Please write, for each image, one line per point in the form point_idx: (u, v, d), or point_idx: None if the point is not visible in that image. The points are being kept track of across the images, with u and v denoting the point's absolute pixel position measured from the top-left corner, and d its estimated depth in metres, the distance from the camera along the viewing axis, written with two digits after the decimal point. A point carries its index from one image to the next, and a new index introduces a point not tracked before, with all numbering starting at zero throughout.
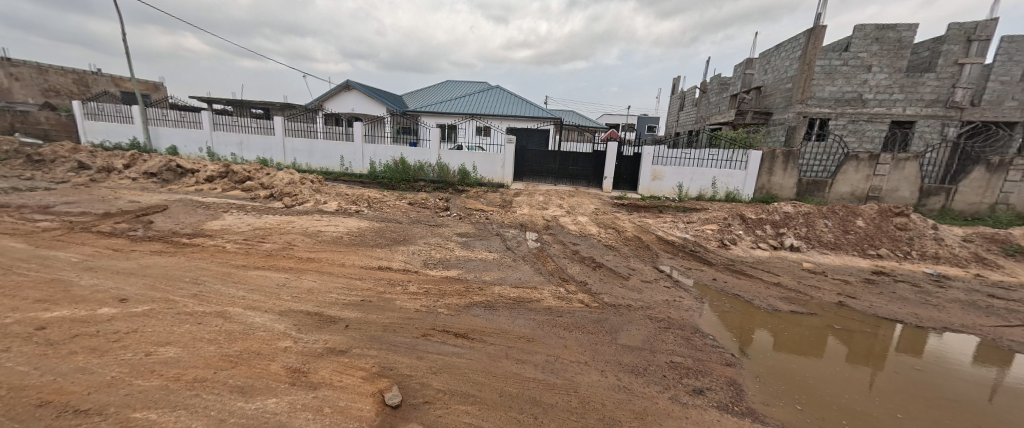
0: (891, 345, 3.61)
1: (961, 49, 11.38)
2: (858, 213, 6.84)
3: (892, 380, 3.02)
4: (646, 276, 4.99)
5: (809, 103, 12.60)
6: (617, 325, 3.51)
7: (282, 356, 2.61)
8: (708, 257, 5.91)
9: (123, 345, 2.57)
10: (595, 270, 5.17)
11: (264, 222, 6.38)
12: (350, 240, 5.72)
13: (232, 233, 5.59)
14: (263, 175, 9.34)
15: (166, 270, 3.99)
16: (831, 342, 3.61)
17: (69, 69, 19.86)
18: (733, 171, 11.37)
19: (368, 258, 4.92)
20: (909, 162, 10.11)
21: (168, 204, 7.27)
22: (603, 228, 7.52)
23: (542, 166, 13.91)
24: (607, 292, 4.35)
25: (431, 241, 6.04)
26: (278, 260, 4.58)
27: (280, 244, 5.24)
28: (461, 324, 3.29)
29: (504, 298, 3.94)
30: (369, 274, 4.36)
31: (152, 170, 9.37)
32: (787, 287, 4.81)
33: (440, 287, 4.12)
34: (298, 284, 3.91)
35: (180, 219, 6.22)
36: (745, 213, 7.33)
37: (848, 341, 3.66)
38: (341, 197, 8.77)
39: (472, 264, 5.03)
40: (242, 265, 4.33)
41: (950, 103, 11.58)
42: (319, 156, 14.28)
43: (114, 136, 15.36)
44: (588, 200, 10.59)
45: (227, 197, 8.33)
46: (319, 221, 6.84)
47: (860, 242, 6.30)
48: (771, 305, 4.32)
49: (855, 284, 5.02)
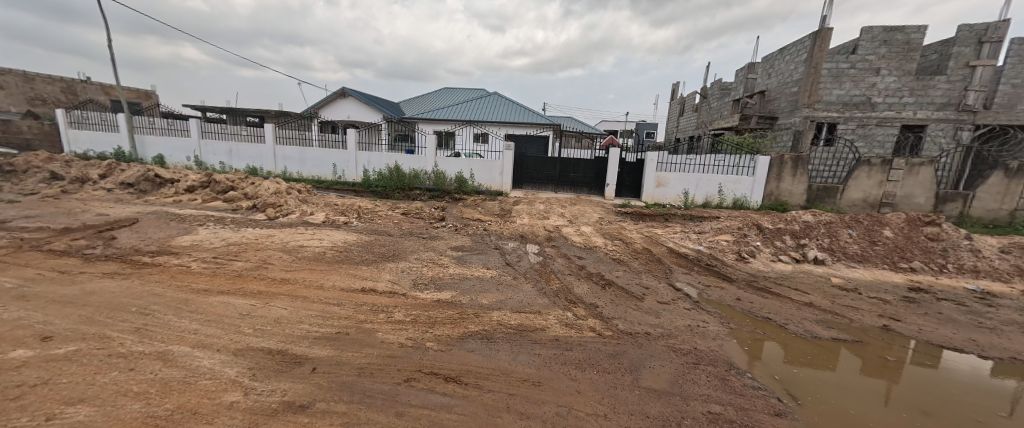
0: (936, 369, 3.19)
1: (972, 51, 11.05)
2: (885, 223, 6.37)
3: (953, 417, 2.56)
4: (663, 297, 4.44)
5: (816, 107, 12.24)
6: (637, 361, 2.98)
7: (222, 418, 2.06)
8: (726, 273, 5.39)
9: (21, 405, 2.05)
10: (605, 289, 4.64)
11: (241, 237, 5.83)
12: (334, 256, 5.17)
13: (202, 250, 5.04)
14: (247, 185, 8.79)
15: (114, 297, 3.45)
16: (865, 367, 3.17)
17: (57, 77, 19.37)
18: (741, 178, 10.92)
19: (351, 279, 4.37)
20: (924, 166, 9.67)
21: (139, 217, 6.74)
22: (609, 239, 7.00)
23: (542, 173, 13.42)
24: (621, 317, 3.81)
25: (423, 257, 5.50)
26: (247, 282, 4.04)
27: (253, 262, 4.70)
28: (454, 364, 2.75)
29: (506, 327, 3.40)
30: (350, 299, 3.80)
31: (129, 180, 8.84)
32: (821, 308, 4.30)
33: (430, 314, 3.58)
34: (264, 313, 3.35)
35: (148, 234, 5.66)
36: (762, 222, 6.85)
37: (886, 366, 3.22)
38: (329, 207, 8.23)
39: (467, 284, 4.49)
40: (202, 290, 3.77)
41: (962, 107, 11.22)
42: (311, 164, 13.76)
43: (100, 145, 14.83)
44: (591, 208, 10.11)
45: (206, 208, 7.80)
46: (303, 234, 6.31)
47: (890, 254, 5.82)
48: (809, 331, 3.78)
49: (895, 303, 4.52)
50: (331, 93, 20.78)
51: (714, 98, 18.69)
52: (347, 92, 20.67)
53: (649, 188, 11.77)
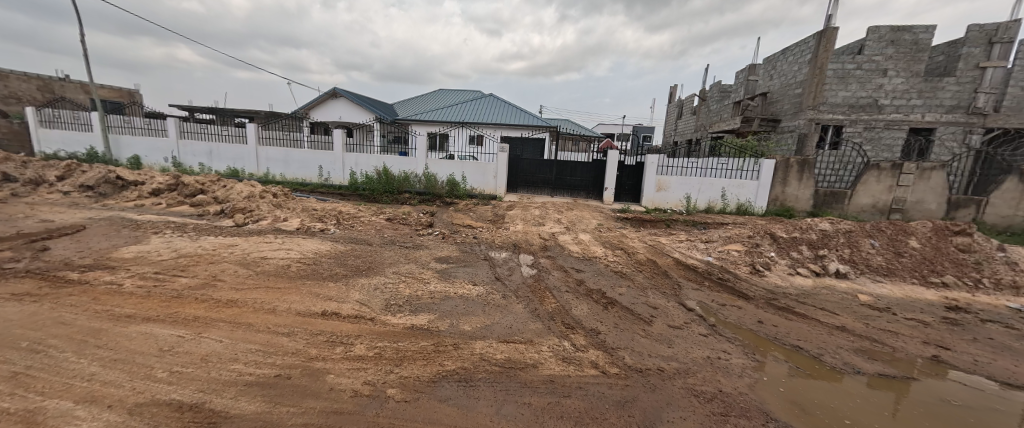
0: (1012, 416, 2.61)
1: (982, 52, 10.65)
2: (910, 232, 5.86)
3: None
4: (674, 320, 3.84)
5: (821, 109, 11.76)
6: (652, 413, 2.38)
7: None
8: (742, 289, 4.81)
9: None
10: (607, 310, 4.04)
11: (196, 247, 5.17)
12: (298, 271, 4.52)
13: (145, 264, 4.39)
14: (218, 187, 8.11)
15: (4, 329, 2.79)
16: (923, 412, 2.61)
17: (33, 75, 18.48)
18: (745, 182, 10.42)
19: (312, 299, 3.74)
20: (935, 171, 9.20)
21: (88, 224, 6.07)
22: (610, 249, 6.42)
23: (538, 176, 12.83)
24: (627, 348, 3.21)
25: (402, 270, 4.88)
26: (184, 306, 3.39)
27: (200, 278, 4.06)
28: (419, 423, 2.13)
29: (491, 364, 2.79)
30: (306, 326, 3.18)
31: (89, 182, 8.17)
32: (856, 333, 3.73)
33: (399, 346, 2.96)
34: (191, 348, 2.72)
35: (89, 244, 5.00)
36: (775, 230, 6.33)
37: (951, 412, 2.62)
38: (306, 213, 7.56)
39: (449, 305, 3.87)
40: (123, 316, 3.12)
41: (971, 109, 10.83)
42: (295, 166, 13.10)
43: (72, 145, 14.08)
44: (589, 214, 9.55)
45: (169, 214, 7.13)
46: (270, 243, 5.65)
47: (918, 267, 5.29)
48: (851, 364, 3.17)
49: (936, 326, 3.97)
50: (322, 94, 20.16)
51: (714, 100, 18.29)
52: (338, 92, 20.07)
53: (648, 192, 11.25)
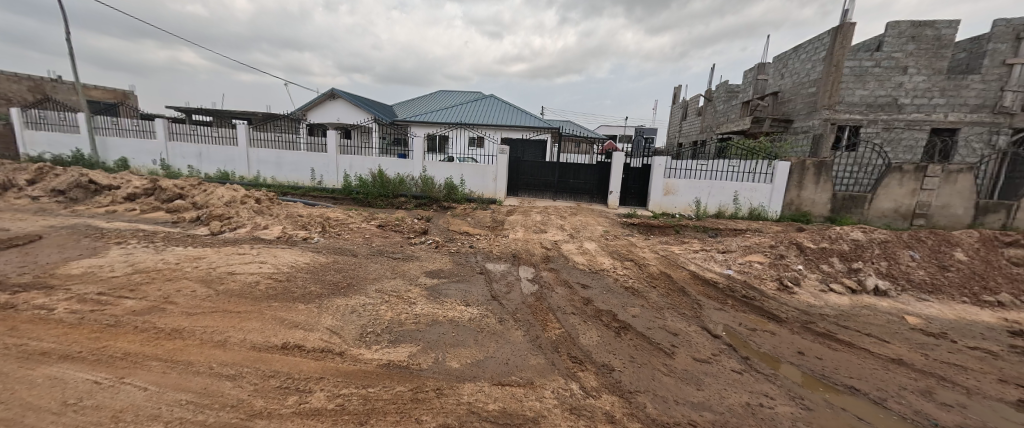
0: None
1: (1010, 48, 10.01)
2: (955, 243, 5.29)
3: None
4: (699, 352, 3.27)
5: (838, 109, 11.17)
6: None
7: None
8: (771, 309, 4.24)
9: None
10: (620, 337, 3.46)
11: (157, 260, 4.61)
12: (266, 290, 3.96)
13: (91, 282, 3.85)
14: (197, 192, 7.58)
15: None
16: None
17: (24, 75, 18.11)
18: (758, 185, 9.83)
19: (274, 327, 3.17)
20: (962, 173, 8.54)
21: (47, 233, 5.54)
22: (618, 260, 5.85)
23: (539, 178, 12.25)
24: (648, 391, 2.64)
25: (386, 288, 4.30)
26: (118, 338, 2.84)
27: (149, 301, 3.50)
28: None
29: (481, 420, 2.22)
30: (259, 366, 2.62)
31: (61, 187, 7.66)
32: (918, 369, 3.15)
33: (369, 393, 2.40)
34: (107, 400, 2.17)
35: (36, 258, 4.45)
36: (801, 240, 5.75)
37: None
38: (289, 220, 7.00)
39: (436, 333, 3.30)
40: (34, 353, 2.56)
41: (997, 108, 10.20)
42: (287, 169, 12.59)
43: (57, 147, 13.62)
44: (594, 219, 8.97)
45: (142, 221, 6.61)
46: (242, 255, 5.10)
47: (967, 283, 4.71)
48: (924, 414, 2.58)
49: (1007, 358, 3.39)
50: (320, 95, 19.74)
51: (721, 101, 17.72)
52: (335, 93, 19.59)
53: (655, 196, 10.70)
